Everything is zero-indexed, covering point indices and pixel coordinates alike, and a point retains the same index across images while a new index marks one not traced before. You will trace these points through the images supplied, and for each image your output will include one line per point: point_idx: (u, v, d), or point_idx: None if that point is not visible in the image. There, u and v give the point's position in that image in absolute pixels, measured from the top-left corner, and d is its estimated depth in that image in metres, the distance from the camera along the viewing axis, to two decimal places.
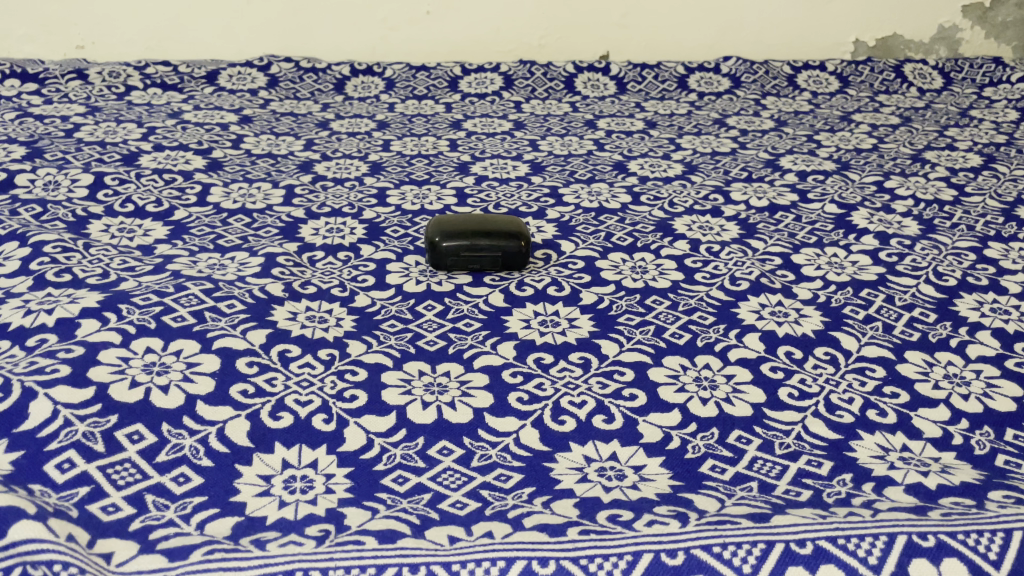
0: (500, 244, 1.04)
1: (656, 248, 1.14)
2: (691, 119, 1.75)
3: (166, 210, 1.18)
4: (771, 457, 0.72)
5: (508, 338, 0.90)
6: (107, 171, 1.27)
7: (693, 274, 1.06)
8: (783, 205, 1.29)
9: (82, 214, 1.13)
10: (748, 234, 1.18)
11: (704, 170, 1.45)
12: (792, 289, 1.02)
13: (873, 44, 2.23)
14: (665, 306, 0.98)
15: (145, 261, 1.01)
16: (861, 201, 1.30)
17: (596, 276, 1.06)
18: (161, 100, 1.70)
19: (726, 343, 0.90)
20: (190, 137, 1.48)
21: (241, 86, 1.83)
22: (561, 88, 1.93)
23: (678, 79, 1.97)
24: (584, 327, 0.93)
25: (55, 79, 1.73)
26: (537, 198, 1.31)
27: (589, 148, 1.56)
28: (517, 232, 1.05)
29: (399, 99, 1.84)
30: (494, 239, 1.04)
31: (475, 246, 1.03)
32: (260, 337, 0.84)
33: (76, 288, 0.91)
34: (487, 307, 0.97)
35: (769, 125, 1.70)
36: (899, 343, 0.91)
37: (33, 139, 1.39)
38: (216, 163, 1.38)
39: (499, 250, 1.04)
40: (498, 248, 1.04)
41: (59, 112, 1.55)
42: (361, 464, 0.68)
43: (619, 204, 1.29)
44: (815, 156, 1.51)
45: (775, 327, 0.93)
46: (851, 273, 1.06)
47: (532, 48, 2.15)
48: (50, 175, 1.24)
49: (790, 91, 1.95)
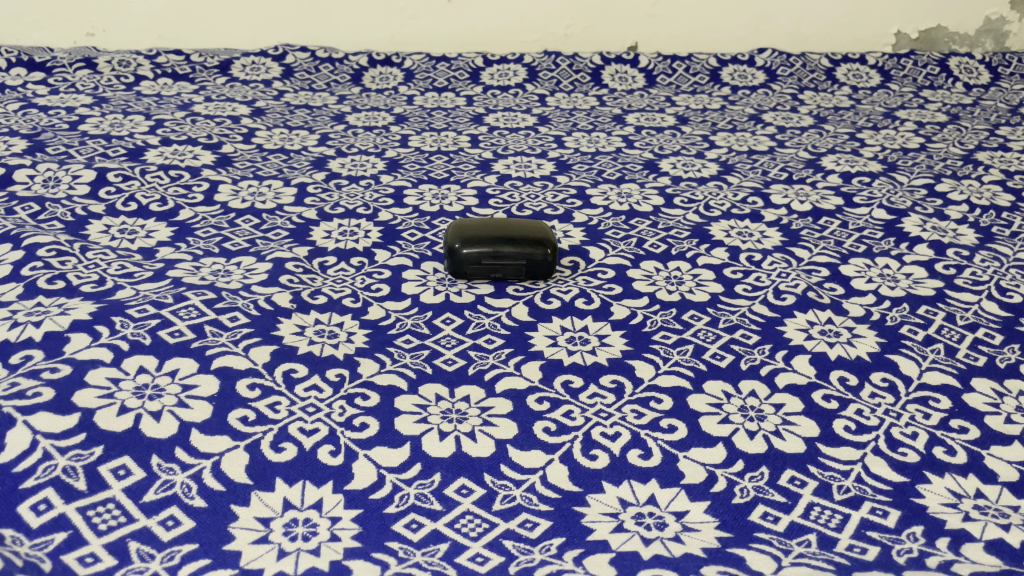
0: (527, 250, 0.96)
1: (692, 256, 1.06)
2: (725, 115, 1.66)
3: (171, 209, 1.12)
4: (829, 503, 0.64)
5: (534, 357, 0.83)
6: (111, 167, 1.21)
7: (733, 287, 0.98)
8: (828, 209, 1.21)
9: (82, 214, 1.07)
10: (791, 242, 1.10)
11: (740, 170, 1.36)
12: (843, 305, 0.94)
13: (915, 36, 2.13)
14: (704, 323, 0.90)
15: (145, 266, 0.94)
16: (911, 206, 1.21)
17: (628, 288, 0.98)
18: (171, 90, 1.63)
19: (772, 367, 0.82)
20: (200, 130, 1.41)
21: (255, 77, 1.77)
22: (587, 80, 1.85)
23: (710, 72, 1.88)
24: (615, 346, 0.86)
25: (63, 69, 1.68)
26: (563, 199, 1.23)
27: (618, 145, 1.48)
28: (544, 237, 0.98)
29: (418, 92, 1.77)
30: (520, 245, 0.96)
31: (500, 252, 0.96)
32: (264, 355, 0.77)
33: (68, 297, 0.84)
34: (510, 321, 0.90)
35: (808, 122, 1.61)
36: (964, 369, 0.82)
37: (36, 132, 1.33)
38: (226, 158, 1.31)
39: (526, 257, 0.96)
40: (525, 255, 0.96)
41: (64, 103, 1.49)
42: (371, 506, 0.61)
43: (650, 206, 1.21)
44: (859, 156, 1.42)
45: (826, 349, 0.85)
46: (906, 287, 0.98)
47: (557, 38, 2.07)
48: (51, 171, 1.18)
49: (828, 85, 1.85)
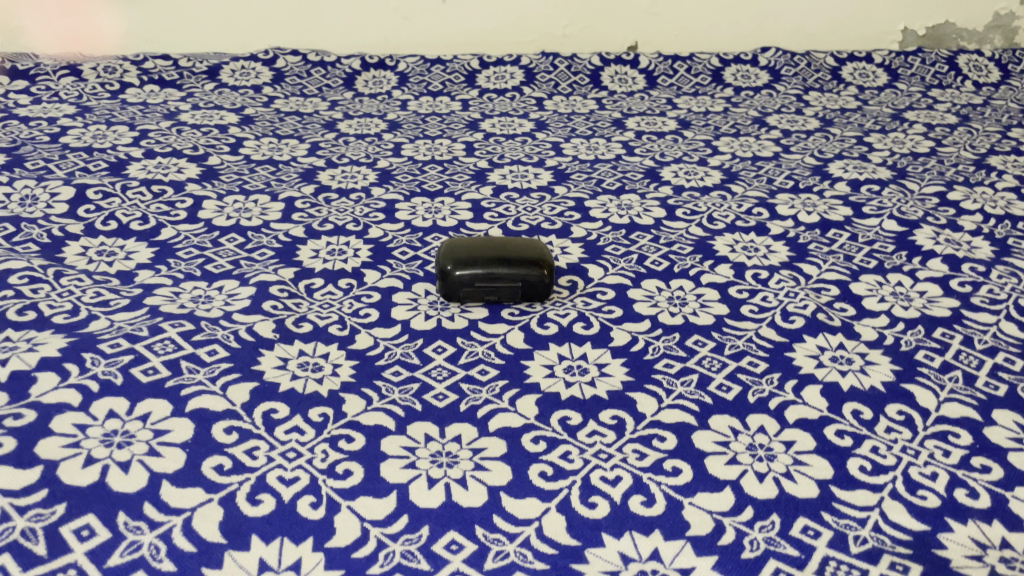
0: (523, 271, 0.92)
1: (695, 274, 1.02)
2: (728, 118, 1.61)
3: (153, 228, 1.08)
4: (846, 557, 0.60)
5: (530, 390, 0.78)
6: (91, 183, 1.17)
7: (739, 309, 0.94)
8: (836, 221, 1.16)
9: (58, 235, 1.03)
10: (798, 257, 1.06)
11: (745, 178, 1.32)
12: (854, 328, 0.89)
13: (923, 33, 2.08)
14: (709, 349, 0.86)
15: (122, 292, 0.90)
16: (923, 217, 1.17)
17: (628, 310, 0.94)
18: (158, 98, 1.59)
19: (782, 398, 0.78)
20: (185, 141, 1.37)
21: (245, 82, 1.72)
22: (586, 82, 1.80)
23: (712, 73, 1.84)
24: (616, 376, 0.81)
25: (46, 76, 1.63)
26: (561, 212, 1.19)
27: (618, 151, 1.43)
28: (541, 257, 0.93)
29: (412, 96, 1.72)
30: (516, 266, 0.91)
31: (495, 273, 0.91)
32: (243, 394, 0.73)
33: (38, 329, 0.80)
34: (505, 349, 0.85)
35: (813, 125, 1.56)
36: (984, 399, 0.78)
37: (16, 145, 1.29)
38: (211, 171, 1.27)
39: (521, 279, 0.92)
40: (520, 277, 0.92)
41: (47, 114, 1.44)
42: (353, 566, 0.57)
43: (652, 219, 1.17)
44: (868, 162, 1.37)
45: (838, 378, 0.81)
46: (920, 307, 0.93)
47: (554, 39, 2.02)
48: (29, 188, 1.14)
49: (834, 85, 1.80)
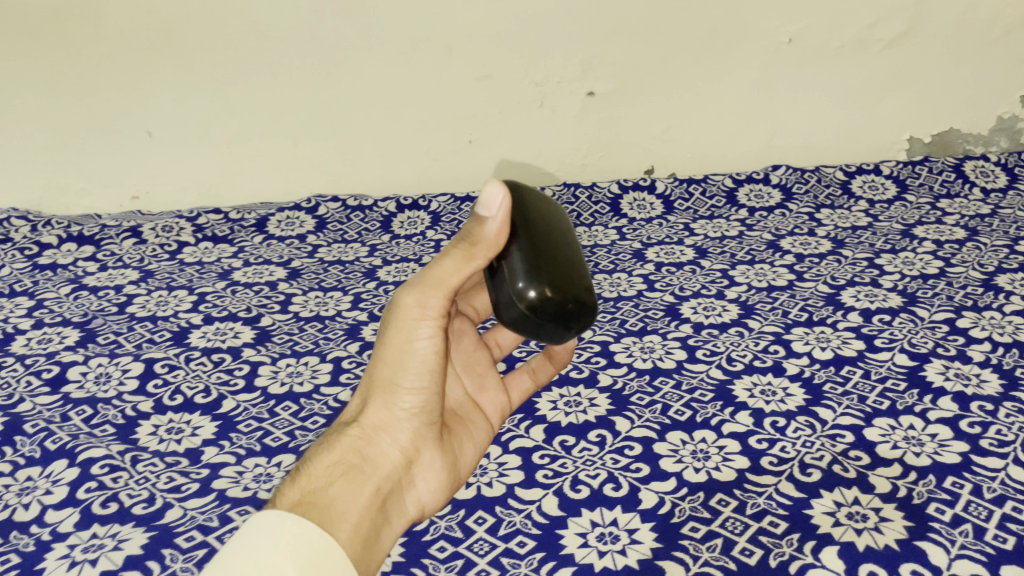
0: (575, 291, 0.78)
1: (716, 423, 1.08)
2: (743, 243, 1.69)
3: (214, 400, 1.17)
4: None
5: (565, 563, 0.86)
6: (158, 357, 1.28)
7: (760, 461, 1.00)
8: (850, 356, 1.23)
9: (131, 414, 1.13)
10: (814, 400, 1.12)
11: (762, 311, 1.39)
12: (868, 480, 0.95)
13: (929, 140, 2.18)
14: (732, 509, 0.92)
15: (192, 475, 0.99)
16: (933, 348, 1.23)
17: (655, 467, 1.00)
18: (212, 256, 1.73)
19: (801, 562, 0.83)
20: (239, 302, 1.49)
21: (290, 232, 1.85)
22: (606, 211, 1.91)
23: (726, 194, 1.94)
24: (645, 543, 0.87)
25: (110, 240, 1.78)
26: (588, 357, 1.27)
27: (639, 287, 1.52)
28: (578, 276, 0.80)
29: (445, 235, 1.83)
30: (528, 264, 0.77)
31: (506, 280, 0.78)
32: None
33: (121, 523, 0.90)
34: (541, 517, 0.93)
35: (826, 247, 1.64)
36: (993, 555, 0.83)
37: (87, 318, 1.42)
38: (265, 333, 1.38)
39: (540, 299, 0.77)
40: (569, 293, 0.78)
41: (113, 282, 1.58)
42: None
43: (674, 362, 1.24)
44: (879, 288, 1.44)
45: (854, 537, 0.86)
46: (931, 453, 0.99)
47: (575, 168, 2.16)
48: (103, 365, 1.25)
49: (844, 200, 1.89)
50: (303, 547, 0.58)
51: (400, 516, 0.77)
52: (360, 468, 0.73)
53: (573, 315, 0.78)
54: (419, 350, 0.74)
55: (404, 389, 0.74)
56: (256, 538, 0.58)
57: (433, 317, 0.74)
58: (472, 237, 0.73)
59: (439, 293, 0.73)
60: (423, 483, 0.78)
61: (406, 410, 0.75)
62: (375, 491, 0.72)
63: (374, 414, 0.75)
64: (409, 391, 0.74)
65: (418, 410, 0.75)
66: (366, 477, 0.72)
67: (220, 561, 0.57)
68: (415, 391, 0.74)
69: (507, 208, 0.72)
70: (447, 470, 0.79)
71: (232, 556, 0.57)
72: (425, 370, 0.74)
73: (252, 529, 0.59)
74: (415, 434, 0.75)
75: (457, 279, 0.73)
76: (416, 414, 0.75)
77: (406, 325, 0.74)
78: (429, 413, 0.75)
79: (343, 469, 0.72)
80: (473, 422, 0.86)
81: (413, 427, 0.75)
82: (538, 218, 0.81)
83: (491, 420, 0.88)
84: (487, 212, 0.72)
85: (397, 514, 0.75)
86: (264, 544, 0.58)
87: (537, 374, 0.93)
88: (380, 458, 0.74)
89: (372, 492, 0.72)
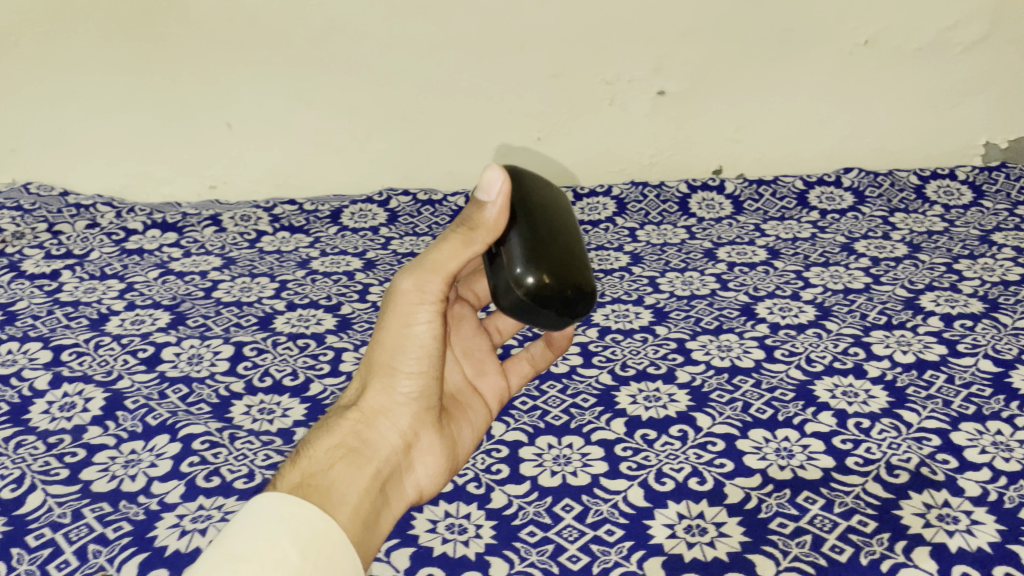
0: (576, 278, 0.78)
1: (799, 422, 1.09)
2: (816, 245, 1.69)
3: (302, 382, 1.21)
4: None
5: (654, 552, 0.87)
6: (246, 340, 1.32)
7: (845, 461, 1.00)
8: (932, 360, 1.22)
9: (225, 394, 1.18)
10: (897, 403, 1.11)
11: (839, 313, 1.39)
12: (957, 483, 0.95)
13: (1005, 146, 2.15)
14: (819, 507, 0.92)
15: (287, 453, 1.03)
16: (1018, 354, 1.22)
17: (739, 463, 1.01)
18: (289, 245, 1.77)
19: (893, 561, 0.83)
20: (319, 290, 1.53)
21: (364, 224, 1.89)
22: (675, 210, 1.91)
23: (797, 196, 1.93)
24: (734, 536, 0.88)
25: (192, 228, 1.84)
26: (664, 354, 1.28)
27: (713, 286, 1.52)
28: (580, 263, 0.79)
29: None
30: (526, 250, 0.78)
31: (504, 266, 0.79)
32: (404, 560, 0.87)
33: (225, 496, 0.94)
34: (627, 507, 0.94)
35: (902, 251, 1.63)
36: None
37: (176, 302, 1.47)
38: (345, 321, 1.41)
39: (535, 284, 0.76)
40: (568, 280, 0.77)
41: (198, 267, 1.63)
42: None
43: (752, 360, 1.25)
44: (959, 293, 1.43)
45: (945, 538, 0.86)
46: (1021, 459, 0.98)
47: (643, 167, 2.17)
48: (194, 346, 1.30)
49: (919, 205, 1.87)
50: (308, 531, 0.62)
51: (400, 497, 0.80)
52: (360, 451, 0.76)
53: (572, 301, 0.78)
54: (417, 336, 0.77)
55: (403, 374, 0.78)
56: (262, 520, 0.61)
57: (429, 303, 0.76)
58: (472, 222, 0.76)
59: (435, 278, 0.76)
60: (421, 465, 0.81)
61: (405, 395, 0.78)
62: (374, 473, 0.76)
63: (374, 398, 0.78)
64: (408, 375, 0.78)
65: (416, 395, 0.78)
66: (366, 460, 0.76)
67: (227, 538, 0.60)
68: (413, 375, 0.78)
69: (505, 193, 0.75)
70: (444, 453, 0.83)
71: (240, 531, 0.60)
72: (423, 355, 0.77)
73: (259, 509, 0.63)
74: (412, 417, 0.79)
75: (456, 265, 0.76)
76: (414, 398, 0.78)
77: (404, 311, 0.76)
78: (426, 398, 0.79)
79: (344, 452, 0.76)
80: (472, 405, 0.89)
81: (411, 410, 0.79)
82: (540, 204, 0.82)
83: (492, 405, 0.92)
84: (488, 196, 0.75)
85: (395, 495, 0.79)
86: (268, 525, 0.61)
87: (536, 360, 0.96)
88: (380, 441, 0.77)
89: (373, 473, 0.76)
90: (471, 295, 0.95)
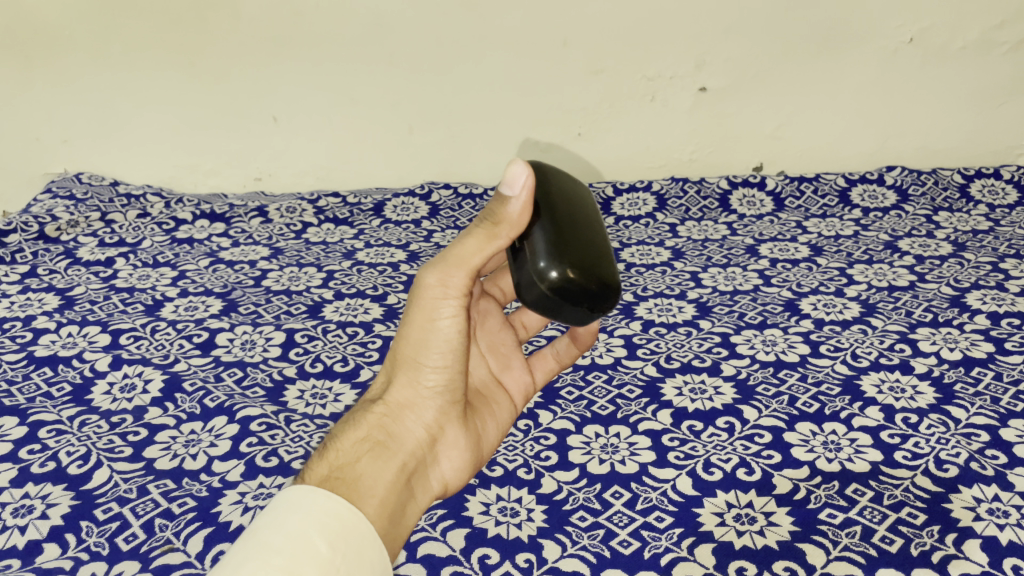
0: (601, 273, 0.74)
1: (846, 416, 1.09)
2: (859, 242, 1.69)
3: (352, 368, 1.24)
4: None
5: (704, 539, 0.88)
6: (297, 327, 1.35)
7: (893, 455, 1.01)
8: (979, 358, 1.22)
9: (278, 378, 1.21)
10: (945, 399, 1.12)
11: (884, 310, 1.39)
12: (1008, 479, 0.95)
13: None
14: (868, 499, 0.93)
15: None
16: None
17: (787, 455, 1.02)
18: (335, 236, 1.81)
19: (944, 552, 0.84)
20: (366, 281, 1.56)
21: (406, 217, 1.92)
22: (716, 206, 1.92)
23: (839, 193, 1.93)
24: (783, 526, 0.89)
25: (240, 218, 1.89)
26: (709, 348, 1.29)
27: (755, 282, 1.53)
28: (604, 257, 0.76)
29: None
30: (551, 245, 0.74)
31: (528, 260, 0.75)
32: (459, 540, 0.89)
33: (285, 475, 0.97)
34: (676, 495, 0.95)
35: (946, 250, 1.62)
36: None
37: (227, 290, 1.51)
38: (392, 310, 1.43)
39: (560, 281, 0.73)
40: (593, 275, 0.73)
41: (247, 257, 1.67)
42: None
43: (797, 355, 1.26)
44: (1005, 292, 1.42)
45: (997, 532, 0.86)
46: None
47: (683, 163, 2.18)
48: (247, 333, 1.34)
49: (963, 204, 1.86)
50: (333, 521, 0.57)
51: (425, 490, 0.77)
52: (386, 445, 0.72)
53: (599, 297, 0.74)
54: (442, 330, 0.72)
55: (428, 367, 0.73)
56: (284, 513, 0.57)
57: (455, 296, 0.72)
58: (495, 216, 0.71)
59: (460, 271, 0.71)
60: (447, 459, 0.78)
61: (431, 388, 0.74)
62: (400, 466, 0.72)
63: (400, 391, 0.74)
64: (433, 368, 0.73)
65: (442, 389, 0.74)
66: (392, 453, 0.72)
67: (248, 534, 0.55)
68: (439, 368, 0.73)
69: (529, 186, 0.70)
70: (470, 447, 0.79)
71: (261, 526, 0.56)
72: (449, 349, 0.73)
73: (281, 503, 0.58)
74: (439, 412, 0.75)
75: (480, 260, 0.71)
76: (441, 392, 0.74)
77: (428, 303, 0.72)
78: (453, 392, 0.75)
79: (368, 446, 0.72)
80: (497, 399, 0.85)
81: (437, 404, 0.75)
82: (563, 199, 0.78)
83: (516, 399, 0.88)
84: (510, 190, 0.70)
85: (422, 489, 0.75)
86: (294, 516, 0.56)
87: (559, 354, 0.93)
88: (406, 435, 0.74)
89: (399, 467, 0.72)
90: (497, 291, 0.92)
